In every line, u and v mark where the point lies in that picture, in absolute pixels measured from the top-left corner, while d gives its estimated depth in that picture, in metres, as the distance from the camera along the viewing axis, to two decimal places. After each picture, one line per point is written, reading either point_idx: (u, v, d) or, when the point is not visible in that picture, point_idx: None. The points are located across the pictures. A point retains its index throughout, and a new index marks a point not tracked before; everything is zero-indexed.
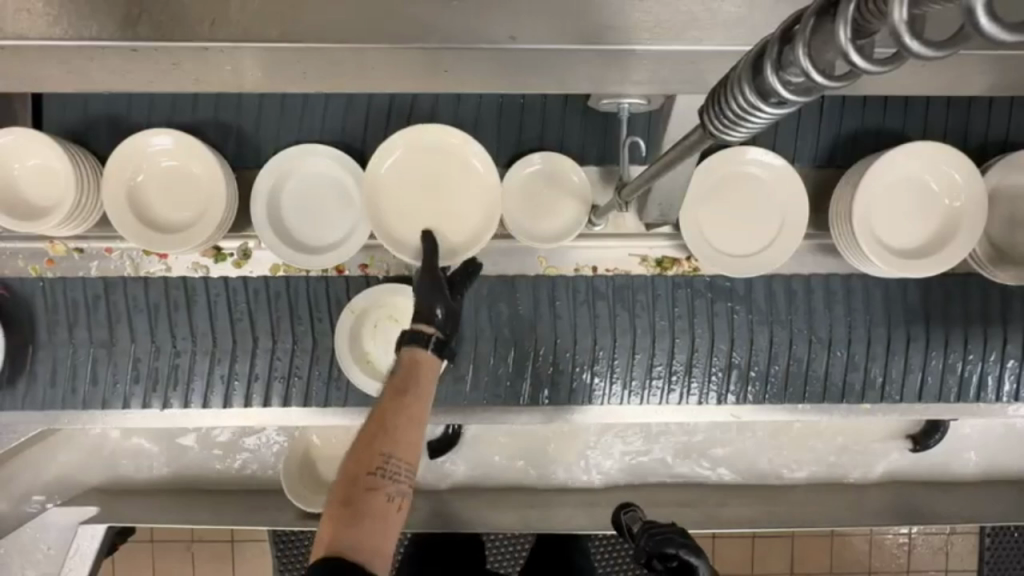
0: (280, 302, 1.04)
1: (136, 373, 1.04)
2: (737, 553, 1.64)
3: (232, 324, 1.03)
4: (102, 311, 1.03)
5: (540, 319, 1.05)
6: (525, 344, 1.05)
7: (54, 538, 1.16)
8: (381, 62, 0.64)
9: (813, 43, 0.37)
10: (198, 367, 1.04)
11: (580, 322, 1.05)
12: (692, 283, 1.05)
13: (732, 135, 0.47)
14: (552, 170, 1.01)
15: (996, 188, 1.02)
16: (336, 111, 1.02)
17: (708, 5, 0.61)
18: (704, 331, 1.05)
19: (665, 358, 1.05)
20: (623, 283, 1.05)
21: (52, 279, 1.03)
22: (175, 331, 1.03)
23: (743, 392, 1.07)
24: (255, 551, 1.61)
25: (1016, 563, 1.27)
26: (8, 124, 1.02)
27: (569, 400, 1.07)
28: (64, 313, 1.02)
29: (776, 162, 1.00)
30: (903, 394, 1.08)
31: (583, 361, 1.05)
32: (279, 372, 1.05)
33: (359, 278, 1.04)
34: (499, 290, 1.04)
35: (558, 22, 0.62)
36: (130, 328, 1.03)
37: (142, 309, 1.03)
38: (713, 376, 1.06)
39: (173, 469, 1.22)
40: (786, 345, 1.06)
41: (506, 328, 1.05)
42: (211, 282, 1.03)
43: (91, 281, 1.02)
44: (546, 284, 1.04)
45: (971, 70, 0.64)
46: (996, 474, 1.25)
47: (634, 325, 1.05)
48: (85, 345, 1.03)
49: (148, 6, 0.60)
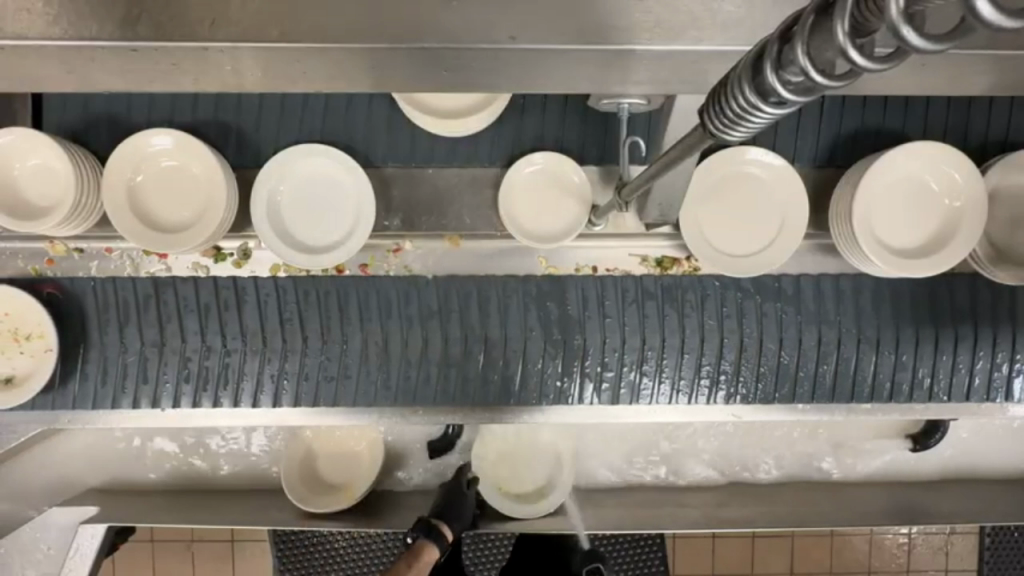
0: (330, 303, 1.03)
1: (187, 373, 1.03)
2: (737, 553, 1.64)
3: (282, 324, 1.03)
4: (152, 311, 1.02)
5: (589, 319, 1.04)
6: (575, 343, 1.04)
7: (54, 538, 1.16)
8: (382, 62, 0.64)
9: (812, 43, 0.37)
10: (248, 366, 1.03)
11: (630, 321, 1.04)
12: (740, 283, 1.04)
13: (732, 135, 0.47)
14: (552, 170, 1.02)
15: (996, 187, 1.03)
16: (336, 111, 1.02)
17: (708, 5, 0.62)
18: (753, 331, 1.05)
19: (715, 359, 1.05)
20: (671, 283, 1.04)
21: (103, 279, 1.02)
22: (225, 330, 1.02)
23: (793, 394, 1.07)
24: (255, 550, 1.61)
25: (1015, 562, 1.27)
26: (8, 123, 1.02)
27: (615, 400, 1.06)
28: (115, 312, 1.02)
29: (776, 162, 1.00)
30: (950, 394, 1.08)
31: (631, 361, 1.04)
32: (329, 372, 1.04)
33: (422, 278, 1.04)
34: (548, 289, 1.04)
35: (558, 22, 0.62)
36: (179, 328, 1.02)
37: (192, 309, 1.02)
38: (761, 376, 1.06)
39: (175, 469, 1.22)
40: (834, 345, 1.06)
41: (556, 327, 1.04)
42: (261, 282, 1.02)
43: (142, 281, 1.02)
44: (594, 284, 1.04)
45: (971, 70, 0.64)
46: (997, 474, 1.25)
47: (684, 326, 1.04)
48: (135, 346, 1.02)
49: (148, 7, 0.61)
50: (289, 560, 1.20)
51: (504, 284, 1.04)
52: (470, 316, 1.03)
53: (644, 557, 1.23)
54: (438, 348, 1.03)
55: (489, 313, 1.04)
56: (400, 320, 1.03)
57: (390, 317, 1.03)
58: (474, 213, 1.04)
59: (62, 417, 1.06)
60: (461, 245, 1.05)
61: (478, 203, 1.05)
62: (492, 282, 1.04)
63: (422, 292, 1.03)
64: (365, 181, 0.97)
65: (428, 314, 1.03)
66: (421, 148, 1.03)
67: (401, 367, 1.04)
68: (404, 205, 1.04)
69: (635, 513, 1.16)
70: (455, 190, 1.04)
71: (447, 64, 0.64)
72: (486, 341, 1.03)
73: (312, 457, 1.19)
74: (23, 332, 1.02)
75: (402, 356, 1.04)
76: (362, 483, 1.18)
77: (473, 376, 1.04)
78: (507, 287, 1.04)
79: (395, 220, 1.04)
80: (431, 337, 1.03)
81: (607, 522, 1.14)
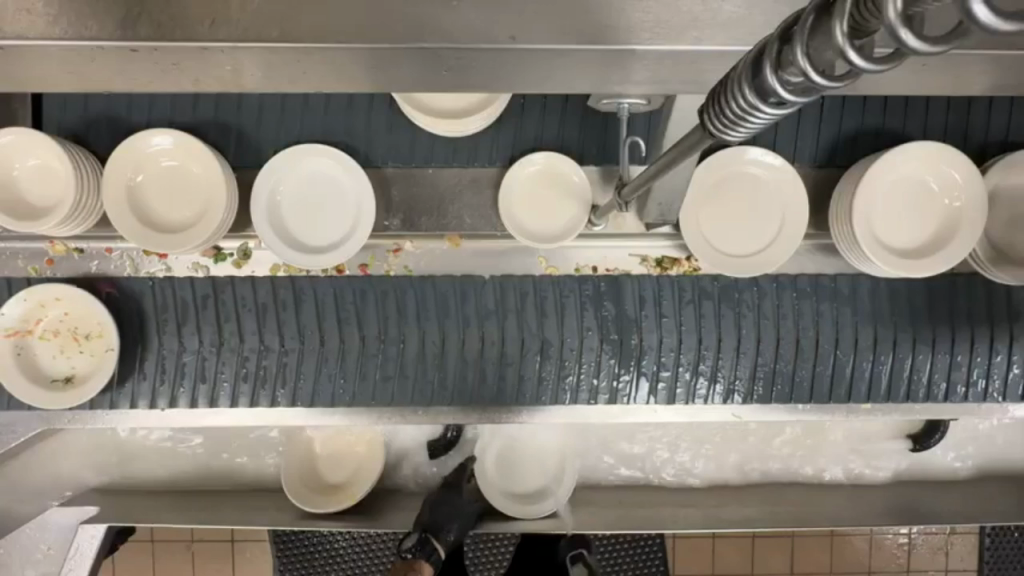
0: (388, 302, 1.03)
1: (244, 371, 1.03)
2: (737, 551, 1.64)
3: (340, 323, 1.02)
4: (211, 311, 1.02)
5: (646, 319, 1.03)
6: (632, 343, 1.03)
7: (54, 537, 1.17)
8: (382, 61, 0.63)
9: (810, 44, 0.37)
10: (306, 366, 1.03)
11: (687, 321, 1.03)
12: (798, 284, 1.05)
13: (732, 135, 0.47)
14: (551, 170, 1.02)
15: (996, 188, 1.03)
16: (336, 111, 1.02)
17: (708, 5, 0.61)
18: (811, 333, 1.05)
19: (774, 359, 1.05)
20: (731, 283, 1.04)
21: (162, 279, 1.02)
22: (283, 330, 1.02)
23: (852, 395, 1.07)
24: (256, 551, 1.62)
25: (1015, 562, 1.27)
26: (8, 123, 1.02)
27: (671, 400, 1.05)
28: (173, 312, 1.02)
29: (776, 162, 1.00)
30: (1006, 394, 1.08)
31: (689, 361, 1.04)
32: (390, 372, 1.03)
33: (483, 280, 1.04)
34: (604, 289, 1.03)
35: (561, 21, 0.61)
36: (237, 328, 1.02)
37: (249, 308, 1.02)
38: (818, 380, 1.06)
39: (178, 469, 1.22)
40: (893, 346, 1.05)
41: (614, 327, 1.03)
42: (318, 283, 1.03)
43: (200, 282, 1.02)
44: (651, 283, 1.04)
45: (971, 71, 0.64)
46: (998, 474, 1.25)
47: (739, 327, 1.04)
48: (193, 346, 1.02)
49: (149, 6, 0.60)
50: (290, 560, 1.20)
51: (561, 282, 1.04)
52: (527, 316, 1.03)
53: (644, 558, 1.22)
54: (496, 348, 1.03)
55: (547, 313, 1.03)
56: (457, 319, 1.03)
57: (447, 317, 1.03)
58: (474, 214, 1.05)
59: (63, 416, 1.07)
60: (461, 245, 1.06)
61: (478, 203, 1.04)
62: (549, 280, 1.04)
63: (480, 292, 1.03)
64: (364, 183, 0.98)
65: (486, 314, 1.03)
66: (420, 148, 1.03)
67: (457, 368, 1.03)
68: (404, 205, 1.04)
69: (635, 514, 1.16)
70: (455, 190, 1.04)
71: (448, 65, 0.64)
72: (543, 343, 1.03)
73: (312, 456, 1.19)
74: (83, 332, 1.02)
75: (458, 356, 1.03)
76: (362, 483, 1.17)
77: (530, 375, 1.04)
78: (564, 285, 1.04)
79: (395, 220, 1.04)
80: (489, 336, 1.03)
81: (607, 522, 1.14)
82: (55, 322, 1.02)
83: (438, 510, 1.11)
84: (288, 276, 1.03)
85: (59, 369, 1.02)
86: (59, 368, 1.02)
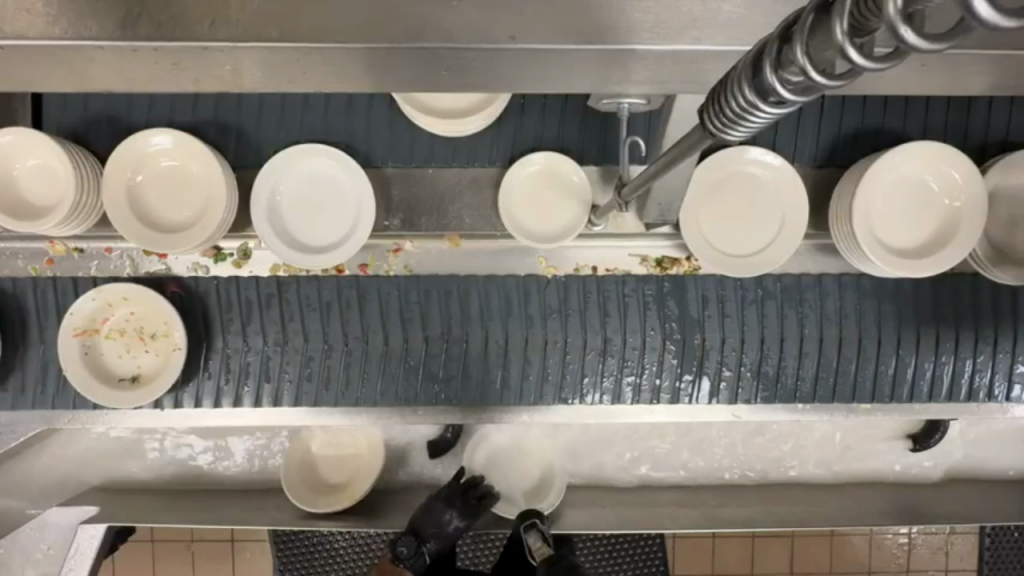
0: (451, 303, 1.04)
1: (308, 372, 1.04)
2: (737, 550, 1.64)
3: (405, 322, 1.03)
4: (275, 311, 1.02)
5: (709, 319, 1.04)
6: (694, 343, 1.04)
7: (54, 537, 1.15)
8: (382, 60, 0.63)
9: (810, 43, 0.37)
10: (371, 367, 1.04)
11: (749, 322, 1.04)
12: (859, 284, 1.05)
13: (732, 134, 0.47)
14: (551, 171, 1.02)
15: (995, 187, 1.03)
16: (335, 111, 1.02)
17: (708, 5, 0.61)
18: (872, 333, 1.05)
19: (836, 359, 1.05)
20: (792, 284, 1.05)
21: (226, 279, 1.02)
22: (347, 330, 1.03)
23: (911, 395, 1.07)
24: (256, 550, 1.61)
25: (1016, 562, 1.27)
26: (8, 124, 1.02)
27: (733, 400, 1.06)
28: (237, 312, 1.02)
29: (776, 162, 1.00)
30: None
31: (750, 361, 1.05)
32: (455, 371, 1.04)
33: (542, 279, 1.04)
34: (667, 289, 1.04)
35: (559, 21, 0.61)
36: (301, 328, 1.03)
37: (314, 309, 1.03)
38: (879, 381, 1.07)
39: (178, 470, 1.22)
40: (955, 346, 1.06)
41: (676, 327, 1.04)
42: (384, 283, 1.03)
43: (265, 282, 1.02)
44: (713, 282, 1.04)
45: (971, 71, 0.64)
46: (997, 474, 1.25)
47: (802, 327, 1.05)
48: (257, 345, 1.03)
49: (149, 5, 0.60)
50: (290, 560, 1.20)
51: (620, 280, 1.04)
52: (589, 316, 1.03)
53: (644, 558, 1.23)
54: (560, 347, 1.03)
55: (610, 313, 1.03)
56: (520, 318, 1.03)
57: (511, 316, 1.03)
58: (474, 213, 1.05)
59: (62, 417, 1.07)
60: (460, 245, 1.06)
61: (478, 204, 1.05)
62: (612, 280, 1.04)
63: (543, 292, 1.04)
64: (364, 183, 0.98)
65: (549, 313, 1.03)
66: (420, 148, 1.03)
67: (521, 367, 1.04)
68: (404, 205, 1.04)
69: (637, 513, 1.16)
70: (455, 190, 1.04)
71: (448, 65, 0.64)
72: (605, 343, 1.03)
73: (312, 456, 1.19)
74: (150, 331, 1.02)
75: (522, 356, 1.03)
76: (362, 482, 1.17)
77: (592, 373, 1.04)
78: (626, 285, 1.04)
79: (395, 220, 1.04)
80: (552, 336, 1.03)
81: (608, 522, 1.14)
82: (122, 322, 1.02)
83: (428, 517, 1.07)
84: (353, 276, 1.04)
85: (126, 369, 1.02)
86: (126, 368, 1.02)
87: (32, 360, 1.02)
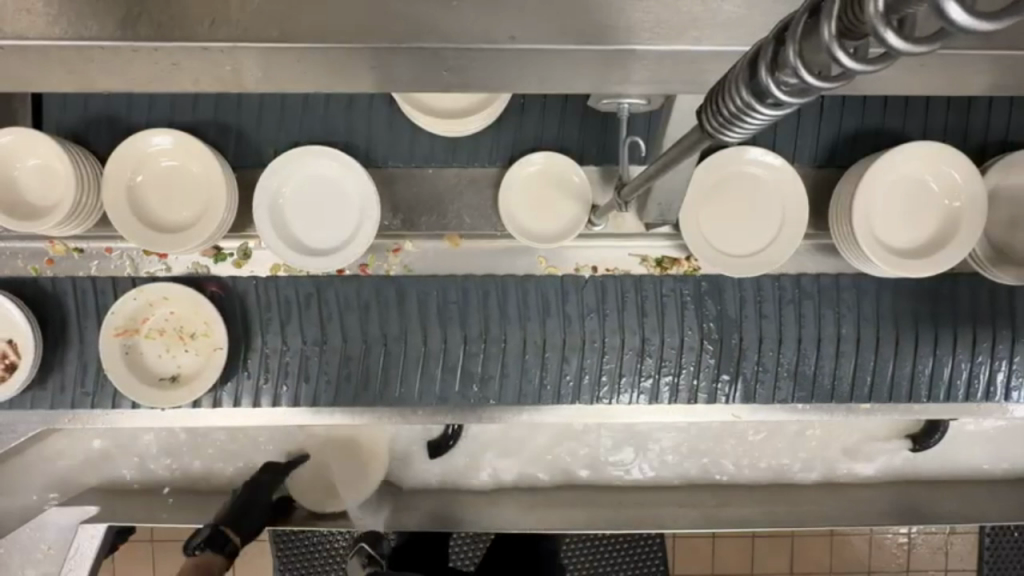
0: (490, 301, 1.04)
1: (347, 372, 1.04)
2: (736, 550, 1.64)
3: (443, 322, 1.04)
4: (314, 310, 1.03)
5: (747, 319, 1.04)
6: (732, 342, 1.04)
7: (53, 538, 1.17)
8: (381, 61, 0.63)
9: (803, 45, 0.37)
10: (410, 367, 1.04)
11: (787, 322, 1.05)
12: (868, 284, 1.06)
13: (731, 135, 0.47)
14: (551, 170, 1.02)
15: (996, 187, 1.03)
16: (336, 111, 1.02)
17: (708, 5, 0.61)
18: (909, 334, 1.05)
19: (874, 359, 1.06)
20: (830, 285, 1.05)
21: (265, 279, 1.03)
22: (388, 330, 1.03)
23: (947, 395, 1.08)
24: (256, 550, 1.62)
25: (1016, 562, 1.27)
26: (8, 123, 1.02)
27: (773, 398, 1.06)
28: (277, 312, 1.03)
29: (776, 162, 1.00)
30: None
31: (788, 363, 1.05)
32: (490, 372, 1.04)
33: (576, 278, 1.04)
34: (706, 289, 1.04)
35: (559, 21, 0.61)
36: (341, 327, 1.03)
37: (353, 309, 1.03)
38: (917, 381, 1.07)
39: (178, 469, 1.22)
40: (994, 345, 1.06)
41: (714, 327, 1.04)
42: (424, 283, 1.04)
43: (304, 282, 1.03)
44: (752, 284, 1.04)
45: (970, 72, 0.64)
46: (997, 475, 1.25)
47: (840, 327, 1.05)
48: (296, 345, 1.03)
49: (150, 5, 0.60)
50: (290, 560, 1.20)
51: (658, 280, 1.04)
52: (626, 316, 1.04)
53: (644, 557, 1.23)
54: (597, 347, 1.04)
55: (647, 312, 1.04)
56: (559, 318, 1.04)
57: (549, 316, 1.03)
58: (474, 213, 1.05)
59: (62, 416, 1.07)
60: (460, 245, 1.06)
61: (478, 203, 1.05)
62: (650, 281, 1.04)
63: (581, 291, 1.04)
64: (365, 184, 0.97)
65: (587, 313, 1.04)
66: (420, 148, 1.03)
67: (558, 367, 1.04)
68: (404, 205, 1.04)
69: (637, 513, 1.16)
70: (455, 190, 1.04)
71: (448, 65, 0.64)
72: (643, 343, 1.04)
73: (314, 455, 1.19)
74: (189, 331, 1.03)
75: (559, 356, 1.04)
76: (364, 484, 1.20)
77: (628, 372, 1.05)
78: (664, 285, 1.04)
79: (396, 220, 1.04)
80: (591, 336, 1.04)
81: (608, 521, 1.14)
82: (161, 322, 1.02)
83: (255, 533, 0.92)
84: (389, 277, 1.04)
85: (165, 368, 1.02)
86: (166, 367, 1.02)
87: (71, 361, 1.03)
